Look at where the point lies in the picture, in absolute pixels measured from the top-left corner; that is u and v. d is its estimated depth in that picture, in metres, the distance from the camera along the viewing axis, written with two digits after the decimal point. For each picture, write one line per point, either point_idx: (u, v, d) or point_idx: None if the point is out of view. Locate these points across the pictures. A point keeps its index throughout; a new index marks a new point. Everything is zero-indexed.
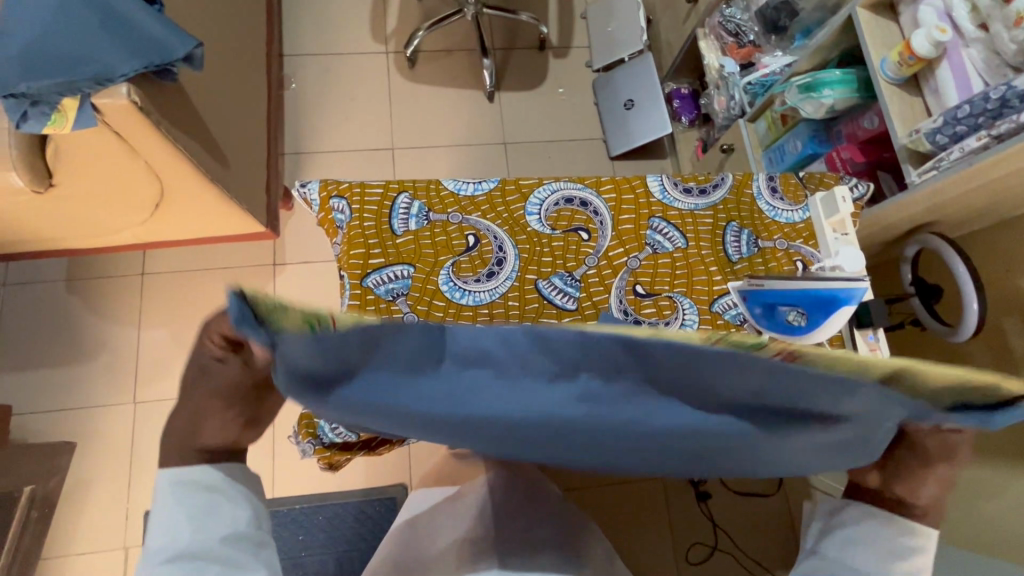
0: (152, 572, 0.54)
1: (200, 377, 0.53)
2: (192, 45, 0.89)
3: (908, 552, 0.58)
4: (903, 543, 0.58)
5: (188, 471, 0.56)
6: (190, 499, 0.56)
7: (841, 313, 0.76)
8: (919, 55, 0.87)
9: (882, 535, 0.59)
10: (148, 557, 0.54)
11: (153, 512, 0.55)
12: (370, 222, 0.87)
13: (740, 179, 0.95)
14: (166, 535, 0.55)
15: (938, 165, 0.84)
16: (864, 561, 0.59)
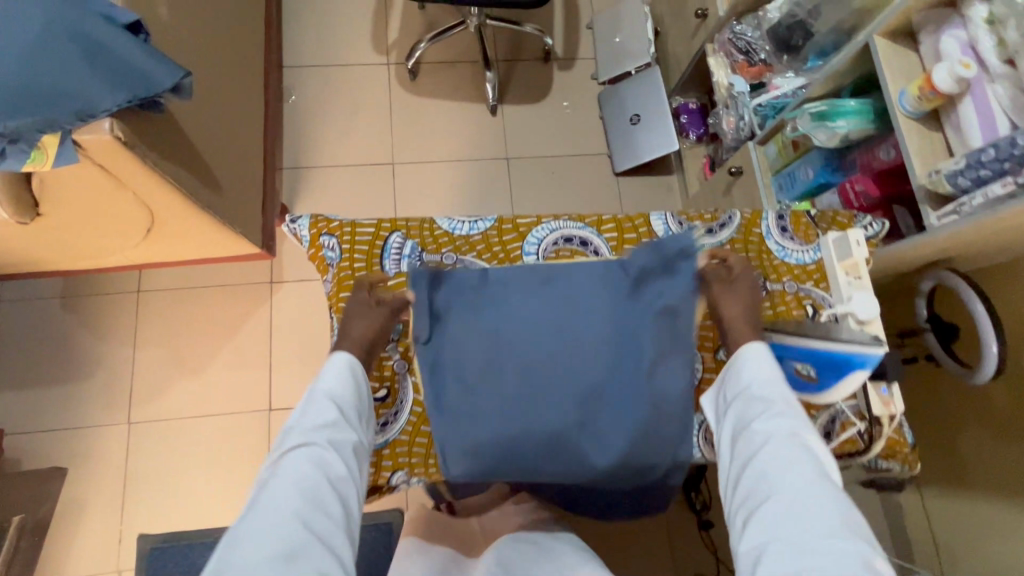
0: (314, 406, 0.68)
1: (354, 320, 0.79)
2: (180, 74, 0.85)
3: (758, 370, 0.68)
4: (751, 364, 0.70)
5: (341, 374, 0.73)
6: (343, 399, 0.71)
7: (853, 377, 0.69)
8: (940, 91, 0.82)
9: (735, 377, 0.71)
10: (312, 396, 0.69)
11: (321, 374, 0.72)
12: (361, 263, 0.86)
13: (749, 217, 0.91)
14: (313, 414, 0.68)
15: (959, 209, 0.80)
16: (737, 403, 0.68)
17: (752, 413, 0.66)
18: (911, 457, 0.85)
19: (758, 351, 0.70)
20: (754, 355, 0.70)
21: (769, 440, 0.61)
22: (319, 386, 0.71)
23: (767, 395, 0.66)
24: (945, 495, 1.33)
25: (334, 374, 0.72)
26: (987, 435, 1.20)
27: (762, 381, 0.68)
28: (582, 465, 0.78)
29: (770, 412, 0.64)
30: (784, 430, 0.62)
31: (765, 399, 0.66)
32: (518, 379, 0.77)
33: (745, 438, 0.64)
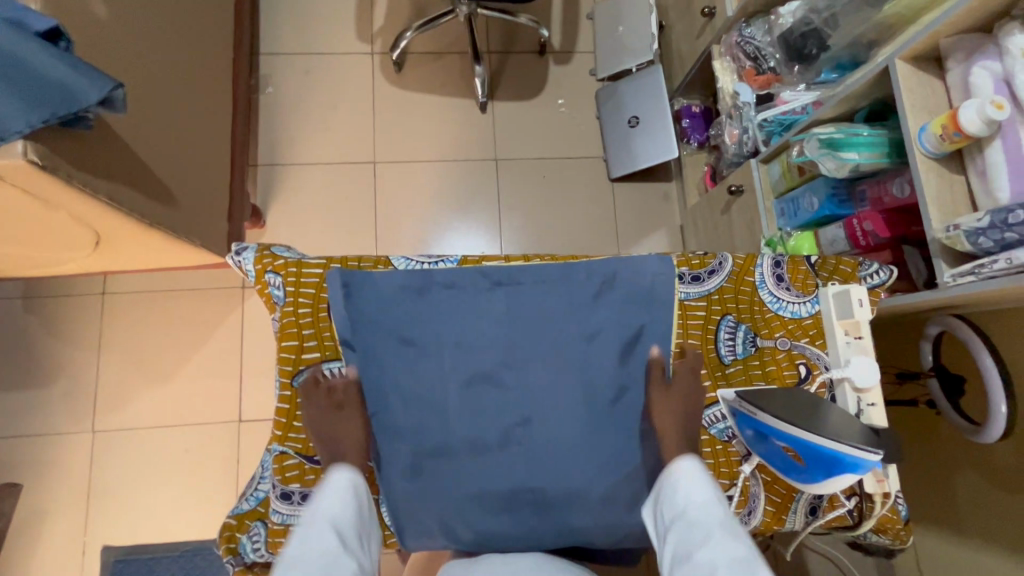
0: (313, 529, 0.60)
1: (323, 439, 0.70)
2: (110, 87, 0.76)
3: (691, 489, 0.63)
4: (687, 484, 0.64)
5: (341, 496, 0.64)
6: (345, 524, 0.63)
7: (841, 478, 0.62)
8: (966, 133, 0.72)
9: (669, 497, 0.64)
10: (312, 514, 0.62)
11: (320, 490, 0.65)
12: (306, 310, 0.75)
13: (741, 263, 0.81)
14: (305, 541, 0.59)
15: (978, 272, 0.71)
16: (677, 526, 0.61)
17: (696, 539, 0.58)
18: (904, 532, 0.78)
19: (692, 469, 0.65)
20: (687, 468, 0.66)
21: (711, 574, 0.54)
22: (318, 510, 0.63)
23: (709, 520, 0.59)
24: (939, 538, 1.26)
25: (331, 490, 0.65)
26: (985, 486, 1.13)
27: (702, 500, 0.62)
28: (546, 506, 0.73)
29: (714, 541, 0.57)
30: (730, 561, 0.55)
31: (704, 523, 0.59)
32: (459, 402, 0.74)
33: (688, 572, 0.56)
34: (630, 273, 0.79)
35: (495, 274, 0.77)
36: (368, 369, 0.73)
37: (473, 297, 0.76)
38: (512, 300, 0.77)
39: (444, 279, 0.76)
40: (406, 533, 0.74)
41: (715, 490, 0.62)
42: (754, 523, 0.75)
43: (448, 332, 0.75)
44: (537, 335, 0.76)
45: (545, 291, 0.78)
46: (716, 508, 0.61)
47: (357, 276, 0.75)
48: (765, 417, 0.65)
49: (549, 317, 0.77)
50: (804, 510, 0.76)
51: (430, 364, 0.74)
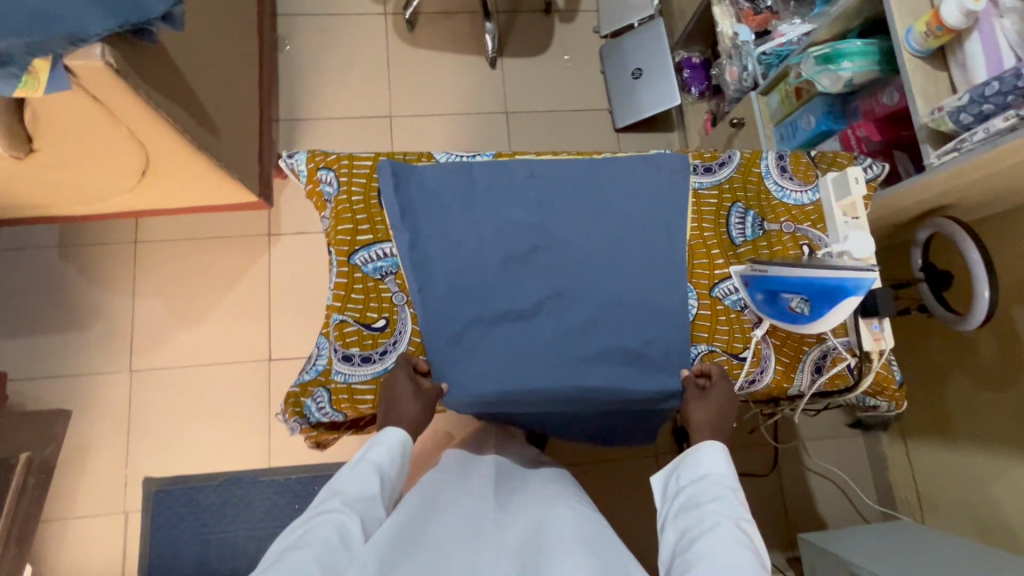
0: (358, 480, 0.69)
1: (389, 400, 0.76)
2: (171, 1, 0.83)
3: (716, 459, 0.70)
4: (710, 458, 0.70)
5: (389, 450, 0.73)
6: (387, 473, 0.72)
7: (844, 306, 0.70)
8: (948, 26, 0.81)
9: (692, 463, 0.71)
10: (360, 463, 0.71)
11: (372, 442, 0.74)
12: (359, 197, 0.83)
13: (748, 157, 0.90)
14: (353, 485, 0.69)
15: (959, 146, 0.80)
16: (690, 489, 0.69)
17: (707, 497, 0.66)
18: (899, 394, 0.87)
19: (720, 452, 0.71)
20: (715, 451, 0.71)
21: (715, 527, 0.62)
22: (366, 455, 0.72)
23: (724, 488, 0.67)
24: (933, 443, 1.36)
25: (378, 440, 0.74)
26: (973, 387, 1.22)
27: (721, 471, 0.69)
28: (581, 370, 0.81)
29: (725, 502, 0.65)
30: (731, 519, 0.63)
31: (719, 488, 0.67)
32: (497, 275, 0.82)
33: (695, 518, 0.64)
34: (650, 162, 0.87)
35: (528, 165, 0.85)
36: (417, 250, 0.81)
37: (511, 186, 0.84)
38: (544, 190, 0.85)
39: (483, 169, 0.84)
40: (449, 394, 0.79)
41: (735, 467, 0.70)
42: (766, 381, 0.84)
43: (487, 217, 0.83)
44: (566, 218, 0.85)
45: (573, 180, 0.86)
46: (729, 480, 0.68)
47: (404, 167, 0.83)
48: (774, 270, 0.74)
49: (578, 202, 0.85)
50: (809, 370, 0.85)
51: (471, 245, 0.82)
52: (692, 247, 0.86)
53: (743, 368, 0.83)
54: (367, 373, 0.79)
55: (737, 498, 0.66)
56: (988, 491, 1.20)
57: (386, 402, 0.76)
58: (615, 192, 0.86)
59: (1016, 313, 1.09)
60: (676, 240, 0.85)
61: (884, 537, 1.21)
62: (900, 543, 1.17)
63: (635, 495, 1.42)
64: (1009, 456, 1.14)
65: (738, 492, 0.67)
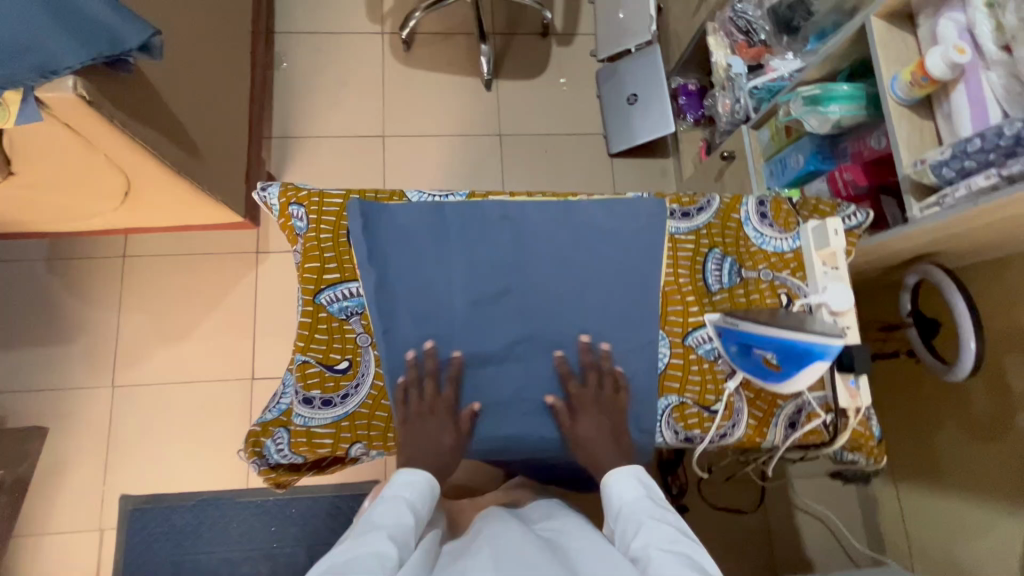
0: (391, 511, 0.67)
1: (426, 437, 0.75)
2: (150, 33, 0.83)
3: (624, 488, 0.72)
4: (622, 484, 0.72)
5: (418, 487, 0.71)
6: (420, 512, 0.70)
7: (813, 368, 0.69)
8: (932, 76, 0.79)
9: (608, 501, 0.72)
10: (392, 498, 0.69)
11: (403, 479, 0.72)
12: (327, 235, 0.82)
13: (727, 202, 0.88)
14: (388, 516, 0.66)
15: (941, 201, 0.78)
16: (619, 521, 0.69)
17: (631, 528, 0.67)
18: (877, 451, 0.84)
19: (635, 473, 0.74)
20: (622, 477, 0.73)
21: (641, 555, 0.62)
22: (397, 494, 0.70)
23: (643, 511, 0.68)
24: (922, 487, 1.33)
25: (407, 477, 0.72)
26: (964, 434, 1.19)
27: (636, 497, 0.70)
28: (548, 418, 0.80)
29: (643, 527, 0.65)
30: (661, 538, 0.63)
31: (635, 514, 0.68)
32: (466, 317, 0.80)
33: (628, 555, 0.64)
34: (627, 206, 0.85)
35: (501, 206, 0.83)
36: (385, 292, 0.79)
37: (484, 227, 0.83)
38: (517, 232, 0.83)
39: (455, 210, 0.82)
40: None
41: (646, 487, 0.71)
42: (737, 435, 0.82)
43: (458, 259, 0.81)
44: (538, 261, 0.83)
45: (547, 221, 0.84)
46: (644, 502, 0.70)
47: (373, 206, 0.81)
48: (744, 325, 0.73)
49: (551, 245, 0.84)
50: (783, 424, 0.82)
51: (440, 287, 0.80)
52: (666, 293, 0.85)
53: (714, 421, 0.81)
54: (328, 416, 0.78)
55: (660, 518, 0.67)
56: (976, 543, 1.17)
57: (423, 438, 0.75)
58: (591, 237, 0.84)
59: (1007, 362, 1.06)
60: (650, 288, 0.83)
61: None
62: None
63: None
64: (999, 508, 1.11)
65: (659, 512, 0.68)
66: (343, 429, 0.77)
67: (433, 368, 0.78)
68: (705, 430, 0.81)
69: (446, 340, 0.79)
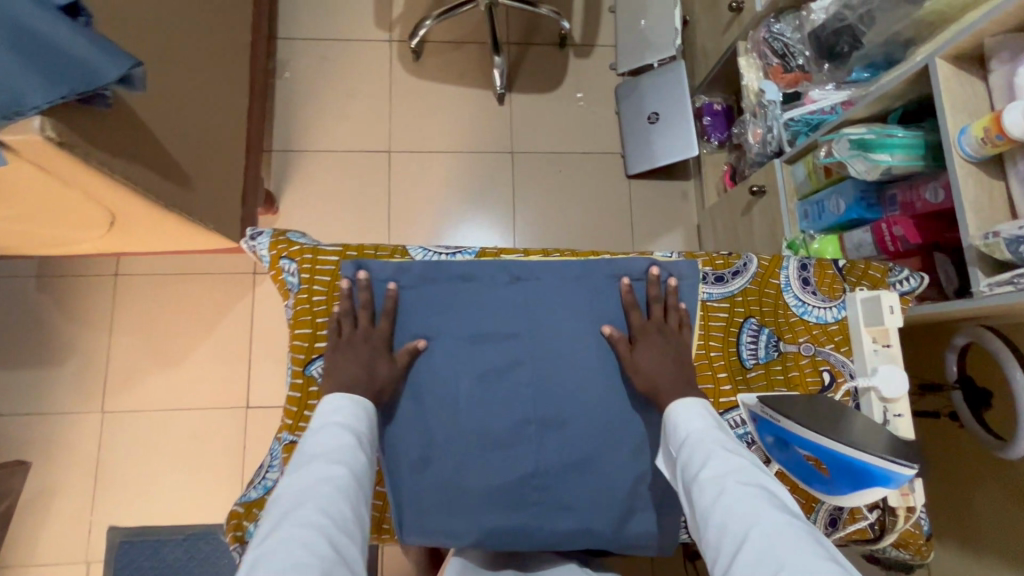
0: (324, 442, 0.58)
1: (352, 361, 0.68)
2: (129, 65, 0.74)
3: (688, 417, 0.63)
4: (685, 413, 0.64)
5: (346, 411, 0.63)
6: (360, 434, 0.62)
7: (871, 492, 0.60)
8: (1010, 135, 0.69)
9: (673, 431, 0.64)
10: (322, 429, 0.60)
11: (333, 409, 0.63)
12: (321, 298, 0.74)
13: (766, 265, 0.79)
14: (322, 448, 0.58)
15: (1018, 281, 0.68)
16: (683, 449, 0.61)
17: (699, 457, 0.59)
18: (926, 548, 0.75)
19: (694, 404, 0.65)
20: (685, 407, 0.65)
21: (721, 490, 0.54)
22: (326, 424, 0.61)
23: (708, 442, 0.59)
24: (954, 550, 1.24)
25: (333, 408, 0.63)
26: (1005, 502, 1.10)
27: (699, 427, 0.62)
28: (559, 509, 0.72)
29: (715, 460, 0.57)
30: (730, 470, 0.55)
31: (705, 443, 0.60)
32: (470, 393, 0.72)
33: (696, 485, 0.57)
34: (655, 269, 0.76)
35: (514, 268, 0.75)
36: None
37: (494, 290, 0.74)
38: (531, 296, 0.75)
39: (461, 271, 0.74)
40: (404, 527, 0.71)
41: (713, 420, 0.62)
42: None
43: (461, 328, 0.73)
44: (554, 330, 0.74)
45: (565, 286, 0.75)
46: (709, 433, 0.61)
47: (369, 263, 0.73)
48: (796, 428, 0.63)
49: (568, 313, 0.75)
50: (822, 520, 0.74)
51: (443, 360, 0.73)
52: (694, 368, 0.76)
53: None
54: None
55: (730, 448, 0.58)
56: None
57: (349, 366, 0.68)
58: (613, 305, 0.75)
59: None
60: None
61: None
62: None
63: None
64: None
65: (726, 440, 0.59)
66: None
67: (368, 301, 0.72)
68: None
69: (400, 297, 0.73)
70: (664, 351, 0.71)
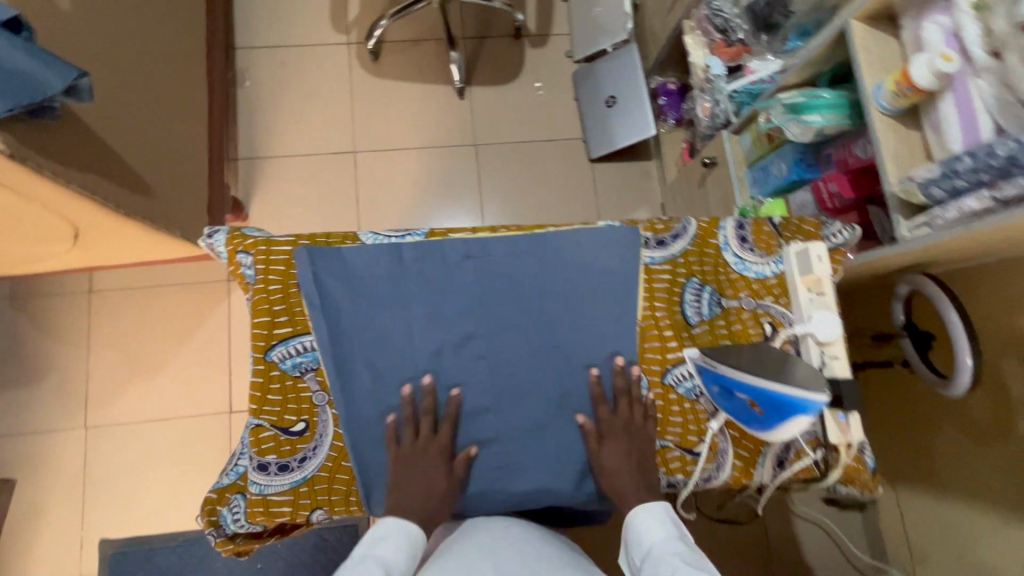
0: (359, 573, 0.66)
1: (413, 475, 0.72)
2: (74, 75, 0.76)
3: (652, 531, 0.70)
4: (645, 527, 0.71)
5: (396, 535, 0.71)
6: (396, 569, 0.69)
7: (794, 423, 0.64)
8: (918, 87, 0.74)
9: (636, 542, 0.71)
10: (361, 561, 0.68)
11: (381, 534, 0.71)
12: (277, 287, 0.76)
13: (705, 227, 0.83)
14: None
15: (932, 222, 0.72)
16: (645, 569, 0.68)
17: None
18: (871, 483, 0.80)
19: (655, 511, 0.72)
20: (647, 515, 0.71)
21: None
22: (373, 551, 0.69)
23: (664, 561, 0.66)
24: (922, 494, 1.29)
25: (374, 533, 0.71)
26: (963, 442, 1.15)
27: (659, 543, 0.69)
28: (520, 470, 0.75)
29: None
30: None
31: (665, 559, 0.67)
32: (428, 368, 0.75)
33: None
34: (599, 236, 0.79)
35: (463, 245, 0.77)
36: (338, 346, 0.74)
37: (445, 268, 0.77)
38: (481, 271, 0.78)
39: (411, 252, 0.77)
40: (370, 501, 0.73)
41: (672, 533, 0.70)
42: (722, 478, 0.77)
43: (415, 306, 0.76)
44: (503, 303, 0.77)
45: (513, 258, 0.78)
46: (667, 550, 0.68)
47: (320, 249, 0.76)
48: (736, 373, 0.66)
49: (519, 284, 0.78)
50: (771, 463, 0.78)
51: (400, 337, 0.75)
52: (643, 328, 0.79)
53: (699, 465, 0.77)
54: (284, 482, 0.72)
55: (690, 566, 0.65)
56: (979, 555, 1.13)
57: (416, 480, 0.72)
58: (559, 275, 0.79)
59: (1006, 369, 1.02)
60: (623, 325, 0.78)
61: None
62: None
63: (610, 553, 1.35)
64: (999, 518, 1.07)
65: (681, 557, 0.67)
66: (301, 496, 0.72)
67: (430, 407, 0.74)
68: (688, 474, 0.77)
69: (354, 279, 0.76)
70: (631, 453, 0.74)
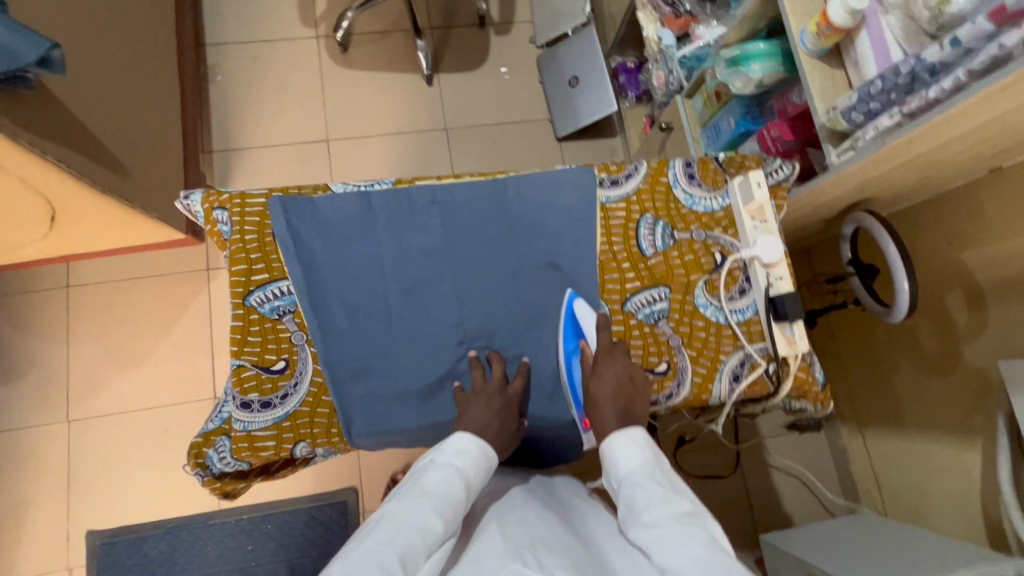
0: (431, 483, 0.63)
1: (499, 412, 0.73)
2: (47, 46, 0.78)
3: (633, 455, 0.66)
4: (624, 449, 0.67)
5: (476, 455, 0.68)
6: (471, 482, 0.66)
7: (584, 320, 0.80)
8: (835, 25, 0.80)
9: (613, 466, 0.67)
10: (433, 467, 0.65)
11: (450, 450, 0.67)
12: (253, 237, 0.80)
13: (654, 167, 0.88)
14: (439, 481, 0.63)
15: (855, 144, 0.80)
16: (621, 492, 0.65)
17: (640, 496, 0.62)
18: (823, 397, 0.85)
19: (638, 436, 0.68)
20: (624, 441, 0.68)
21: (660, 525, 0.58)
22: (446, 460, 0.66)
23: (647, 484, 0.63)
24: (886, 432, 1.35)
25: (458, 444, 0.68)
26: (918, 377, 1.22)
27: (636, 466, 0.66)
28: None
29: (655, 496, 0.62)
30: (661, 505, 0.60)
31: (644, 482, 0.64)
32: (402, 307, 0.80)
33: (637, 524, 0.60)
34: (556, 178, 0.85)
35: (429, 191, 0.82)
36: (315, 290, 0.78)
37: (411, 214, 0.81)
38: (446, 214, 0.82)
39: (377, 200, 0.81)
40: (351, 432, 0.77)
41: (651, 453, 0.67)
42: (684, 394, 0.83)
43: (386, 249, 0.80)
44: (470, 245, 0.82)
45: (475, 201, 0.83)
46: (646, 472, 0.65)
47: (292, 198, 0.80)
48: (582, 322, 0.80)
49: (484, 225, 0.83)
50: (728, 378, 0.84)
51: (373, 279, 0.80)
52: (602, 259, 0.85)
53: (660, 382, 0.83)
54: (267, 419, 0.76)
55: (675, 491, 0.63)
56: (942, 482, 1.19)
57: (483, 413, 0.73)
58: (521, 216, 0.84)
59: (949, 299, 1.10)
60: (583, 260, 0.84)
61: (843, 531, 1.19)
62: (864, 536, 1.15)
63: None
64: (957, 442, 1.14)
65: (669, 482, 0.64)
66: (285, 429, 0.76)
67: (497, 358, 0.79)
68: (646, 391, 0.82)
69: (325, 226, 0.80)
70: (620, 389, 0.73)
